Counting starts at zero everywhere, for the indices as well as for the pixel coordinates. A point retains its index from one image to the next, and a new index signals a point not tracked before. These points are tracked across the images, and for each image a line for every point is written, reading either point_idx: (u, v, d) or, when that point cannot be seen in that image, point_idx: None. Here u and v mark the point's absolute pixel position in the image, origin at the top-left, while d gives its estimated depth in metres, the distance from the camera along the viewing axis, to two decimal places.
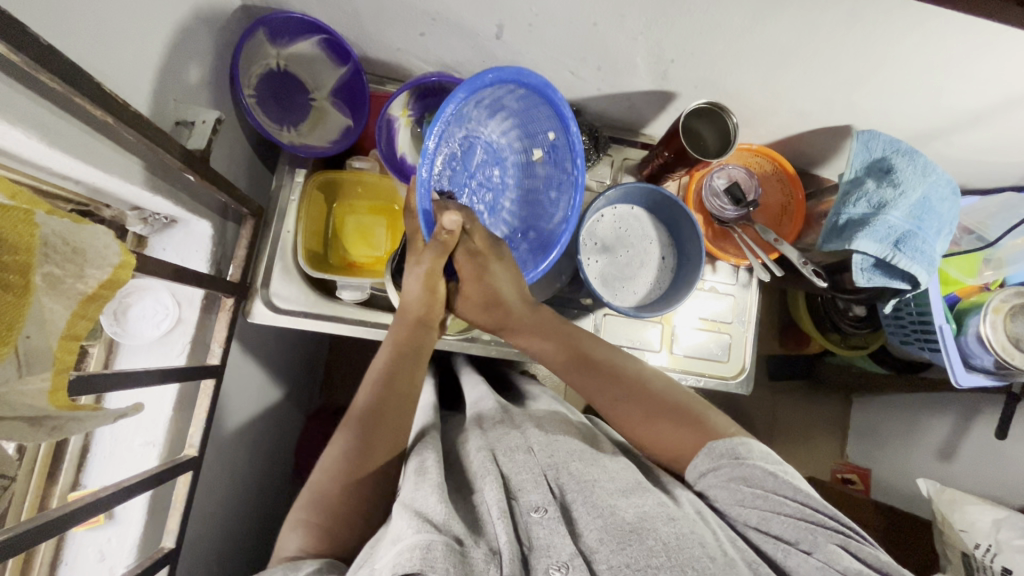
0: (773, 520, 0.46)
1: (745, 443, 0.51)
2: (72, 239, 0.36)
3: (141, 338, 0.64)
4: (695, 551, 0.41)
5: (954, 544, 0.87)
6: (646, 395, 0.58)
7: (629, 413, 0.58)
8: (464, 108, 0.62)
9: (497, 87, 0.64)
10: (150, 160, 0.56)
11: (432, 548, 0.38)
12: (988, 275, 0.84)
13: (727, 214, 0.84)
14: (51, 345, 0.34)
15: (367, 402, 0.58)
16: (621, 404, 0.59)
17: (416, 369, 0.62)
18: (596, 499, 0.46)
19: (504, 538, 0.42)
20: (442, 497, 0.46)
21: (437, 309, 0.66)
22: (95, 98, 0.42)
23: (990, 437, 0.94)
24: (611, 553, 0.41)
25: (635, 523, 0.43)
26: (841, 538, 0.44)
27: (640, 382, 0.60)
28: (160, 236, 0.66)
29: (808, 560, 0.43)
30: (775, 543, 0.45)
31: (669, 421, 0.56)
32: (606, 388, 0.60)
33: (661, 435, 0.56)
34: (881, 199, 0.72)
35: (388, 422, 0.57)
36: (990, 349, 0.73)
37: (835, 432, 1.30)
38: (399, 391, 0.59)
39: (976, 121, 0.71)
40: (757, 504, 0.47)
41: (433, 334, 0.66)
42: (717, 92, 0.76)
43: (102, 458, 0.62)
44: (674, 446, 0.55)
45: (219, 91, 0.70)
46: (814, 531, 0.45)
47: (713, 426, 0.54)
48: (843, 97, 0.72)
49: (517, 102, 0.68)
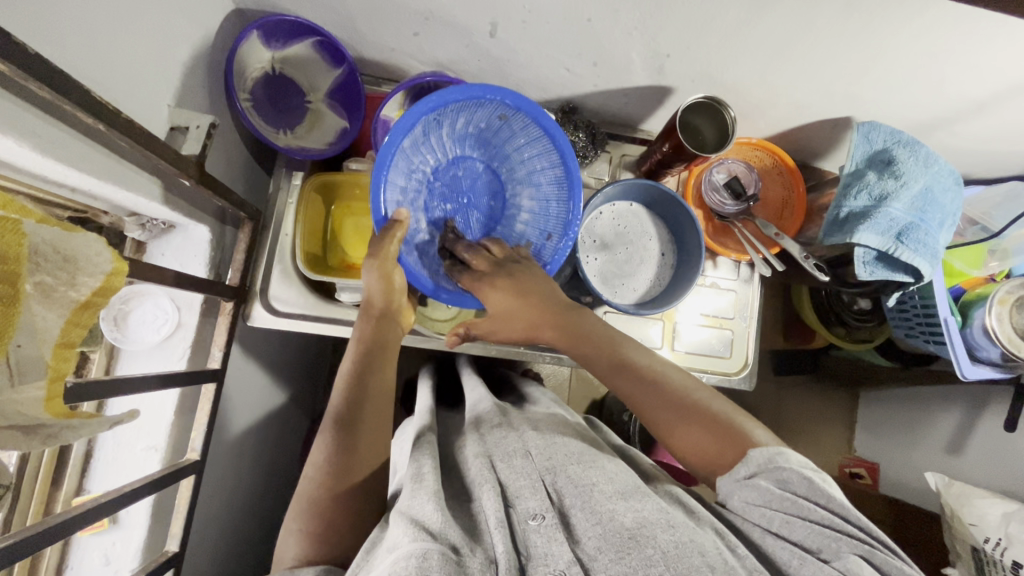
0: (795, 525, 0.46)
1: (783, 453, 0.49)
2: (61, 247, 0.35)
3: (141, 343, 0.64)
4: (695, 560, 0.40)
5: (964, 538, 0.86)
6: (683, 403, 0.56)
7: (665, 418, 0.56)
8: (496, 118, 0.70)
9: (537, 135, 0.71)
10: (146, 168, 0.56)
11: (428, 557, 0.38)
12: (994, 266, 0.82)
13: (727, 209, 0.83)
14: (43, 355, 0.35)
15: (341, 403, 0.58)
16: (657, 407, 0.57)
17: (385, 366, 0.62)
18: (596, 505, 0.45)
19: (501, 547, 0.42)
20: (438, 504, 0.46)
21: (397, 299, 0.66)
22: (85, 105, 0.42)
23: (998, 430, 0.93)
24: (610, 562, 0.41)
25: (634, 529, 0.42)
26: (866, 549, 0.43)
27: (682, 390, 0.58)
28: (159, 241, 0.66)
29: (824, 567, 0.43)
30: (790, 550, 0.45)
31: (705, 429, 0.54)
32: (645, 390, 0.58)
33: (697, 441, 0.54)
34: (882, 191, 0.72)
35: (363, 416, 0.57)
36: (996, 341, 0.72)
37: (841, 426, 1.30)
38: (365, 382, 0.59)
39: (978, 110, 0.70)
40: (784, 507, 0.46)
41: (394, 322, 0.66)
42: (715, 86, 0.75)
43: (105, 463, 0.63)
44: (707, 455, 0.53)
45: (215, 95, 0.70)
46: (838, 540, 0.44)
47: (750, 436, 0.52)
48: (843, 89, 0.71)
49: (544, 175, 0.74)
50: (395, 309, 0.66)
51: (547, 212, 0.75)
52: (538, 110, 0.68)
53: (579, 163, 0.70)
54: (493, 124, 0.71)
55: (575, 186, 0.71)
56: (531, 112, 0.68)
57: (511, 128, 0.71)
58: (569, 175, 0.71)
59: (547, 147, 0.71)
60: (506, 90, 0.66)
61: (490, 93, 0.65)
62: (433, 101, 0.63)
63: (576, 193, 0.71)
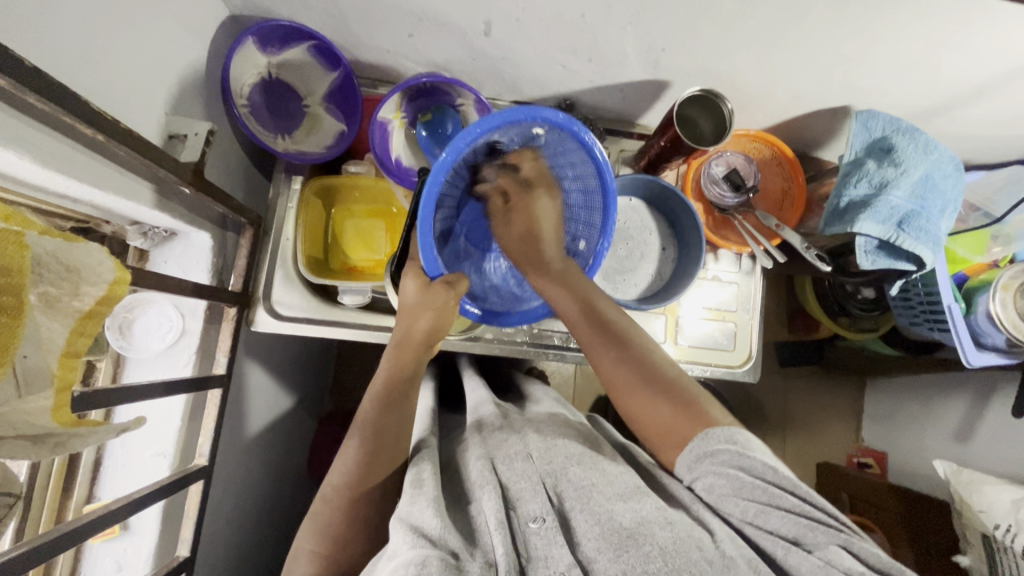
0: (771, 514, 0.46)
1: (743, 434, 0.50)
2: (63, 259, 0.36)
3: (146, 351, 0.64)
4: (692, 554, 0.41)
5: (973, 524, 0.86)
6: (655, 372, 0.57)
7: (625, 379, 0.58)
8: (532, 130, 0.66)
9: (577, 149, 0.68)
10: (145, 176, 0.56)
11: (427, 563, 0.38)
12: (997, 251, 0.82)
13: (727, 201, 0.84)
14: (49, 365, 0.35)
15: (372, 417, 0.58)
16: (621, 369, 0.59)
17: (410, 398, 0.62)
18: (595, 506, 0.46)
19: (501, 550, 0.42)
20: (438, 510, 0.46)
21: (438, 331, 0.66)
22: (83, 116, 0.42)
23: (1005, 416, 0.92)
24: (610, 562, 0.41)
25: (632, 528, 0.43)
26: (844, 537, 0.44)
27: (646, 354, 0.59)
28: (162, 248, 0.66)
29: (808, 558, 0.43)
30: (773, 539, 0.45)
31: (671, 406, 0.54)
32: (609, 351, 0.60)
33: (656, 415, 0.55)
34: (882, 179, 0.71)
35: (390, 435, 0.57)
36: (1001, 327, 0.72)
37: (848, 416, 1.30)
38: (398, 405, 0.60)
39: (976, 95, 0.70)
40: (755, 496, 0.46)
41: (428, 353, 0.66)
42: (711, 79, 0.75)
43: (114, 471, 0.63)
44: (663, 427, 0.54)
45: (212, 102, 0.70)
46: (815, 528, 0.44)
47: (710, 416, 0.52)
48: (840, 78, 0.70)
49: (580, 182, 0.72)
50: (436, 339, 0.66)
51: (581, 217, 0.75)
52: (577, 125, 0.63)
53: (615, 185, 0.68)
54: (528, 136, 0.67)
55: (609, 196, 0.69)
56: (571, 128, 0.64)
57: (547, 139, 0.68)
58: (604, 188, 0.68)
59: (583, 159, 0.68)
60: (546, 113, 0.62)
61: (531, 116, 0.61)
62: (473, 130, 0.59)
63: (610, 202, 0.69)
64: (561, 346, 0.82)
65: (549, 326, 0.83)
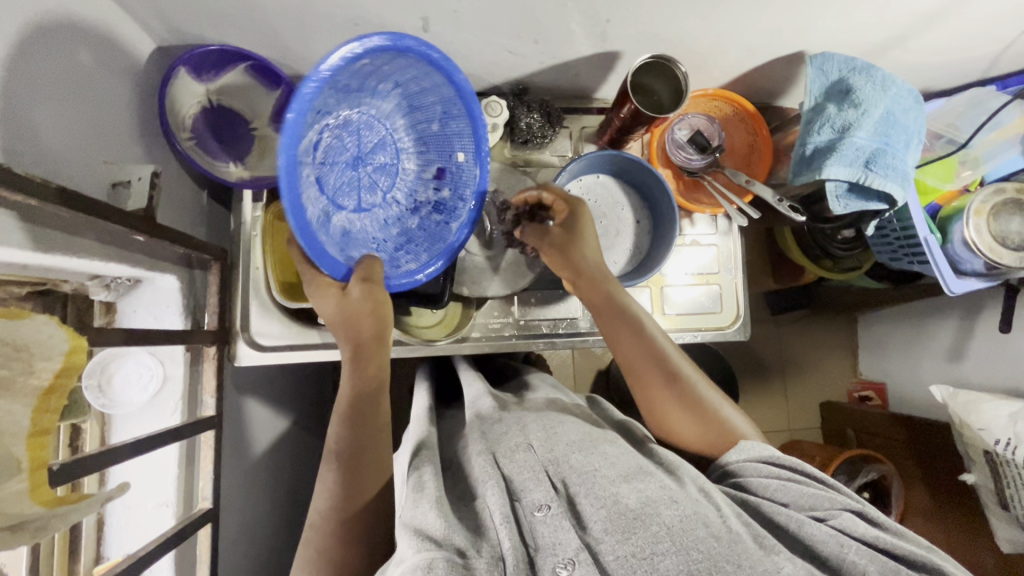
0: (791, 489, 0.49)
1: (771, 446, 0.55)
2: (9, 339, 0.35)
3: (129, 405, 0.63)
4: (700, 531, 0.41)
5: (975, 443, 0.87)
6: (687, 388, 0.61)
7: (661, 396, 0.61)
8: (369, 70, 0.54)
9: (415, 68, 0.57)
10: (92, 228, 0.54)
11: (433, 566, 0.38)
12: (966, 175, 0.83)
13: (694, 163, 0.83)
14: (14, 452, 0.34)
15: (344, 439, 0.58)
16: (658, 387, 0.61)
17: (375, 419, 0.60)
18: (599, 489, 0.46)
19: (508, 544, 0.42)
20: (440, 510, 0.45)
21: (379, 327, 0.62)
22: (9, 181, 0.39)
23: (994, 333, 0.93)
24: (617, 543, 0.41)
25: (638, 509, 0.43)
26: (859, 507, 0.47)
27: (683, 370, 0.62)
28: (128, 298, 0.65)
29: (823, 528, 0.44)
30: (787, 514, 0.46)
31: (698, 418, 0.60)
32: (645, 362, 0.62)
33: (685, 425, 0.60)
34: (844, 122, 0.71)
35: (364, 451, 0.57)
36: (977, 251, 0.73)
37: (845, 353, 1.31)
38: (369, 420, 0.59)
39: (927, 24, 0.69)
40: (780, 477, 0.51)
41: (385, 350, 0.64)
42: (660, 44, 0.73)
43: (117, 528, 0.62)
44: (692, 435, 0.60)
45: (152, 140, 0.68)
46: (831, 501, 0.48)
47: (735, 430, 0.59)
48: (790, 25, 0.69)
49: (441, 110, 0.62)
50: (383, 338, 0.63)
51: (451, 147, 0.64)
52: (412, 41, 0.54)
53: (470, 82, 0.59)
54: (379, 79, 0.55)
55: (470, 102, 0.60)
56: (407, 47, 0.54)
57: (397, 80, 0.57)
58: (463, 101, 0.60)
59: (434, 79, 0.59)
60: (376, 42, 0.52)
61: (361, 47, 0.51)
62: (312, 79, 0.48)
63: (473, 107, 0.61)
64: (550, 333, 0.82)
65: (536, 315, 0.83)
